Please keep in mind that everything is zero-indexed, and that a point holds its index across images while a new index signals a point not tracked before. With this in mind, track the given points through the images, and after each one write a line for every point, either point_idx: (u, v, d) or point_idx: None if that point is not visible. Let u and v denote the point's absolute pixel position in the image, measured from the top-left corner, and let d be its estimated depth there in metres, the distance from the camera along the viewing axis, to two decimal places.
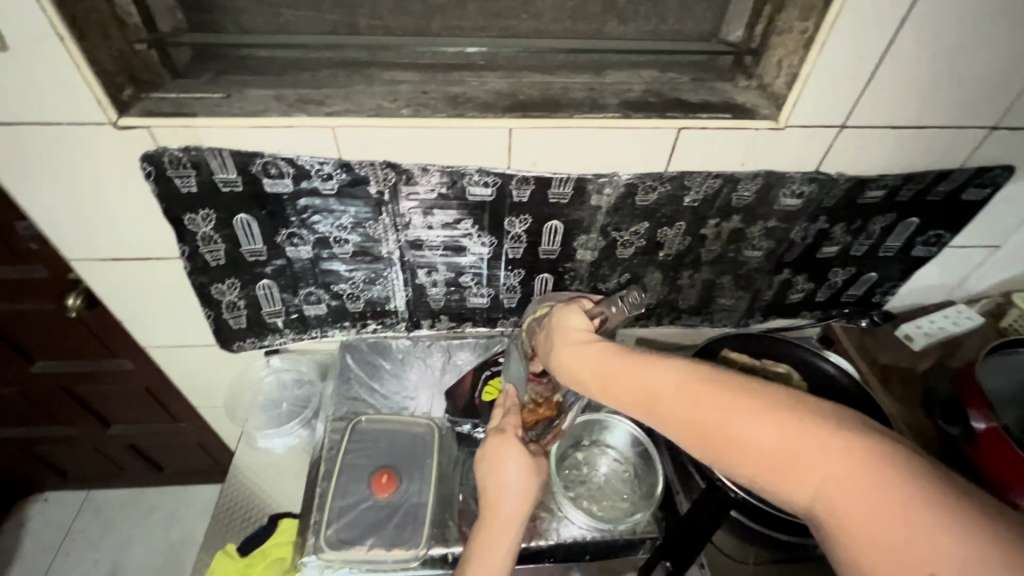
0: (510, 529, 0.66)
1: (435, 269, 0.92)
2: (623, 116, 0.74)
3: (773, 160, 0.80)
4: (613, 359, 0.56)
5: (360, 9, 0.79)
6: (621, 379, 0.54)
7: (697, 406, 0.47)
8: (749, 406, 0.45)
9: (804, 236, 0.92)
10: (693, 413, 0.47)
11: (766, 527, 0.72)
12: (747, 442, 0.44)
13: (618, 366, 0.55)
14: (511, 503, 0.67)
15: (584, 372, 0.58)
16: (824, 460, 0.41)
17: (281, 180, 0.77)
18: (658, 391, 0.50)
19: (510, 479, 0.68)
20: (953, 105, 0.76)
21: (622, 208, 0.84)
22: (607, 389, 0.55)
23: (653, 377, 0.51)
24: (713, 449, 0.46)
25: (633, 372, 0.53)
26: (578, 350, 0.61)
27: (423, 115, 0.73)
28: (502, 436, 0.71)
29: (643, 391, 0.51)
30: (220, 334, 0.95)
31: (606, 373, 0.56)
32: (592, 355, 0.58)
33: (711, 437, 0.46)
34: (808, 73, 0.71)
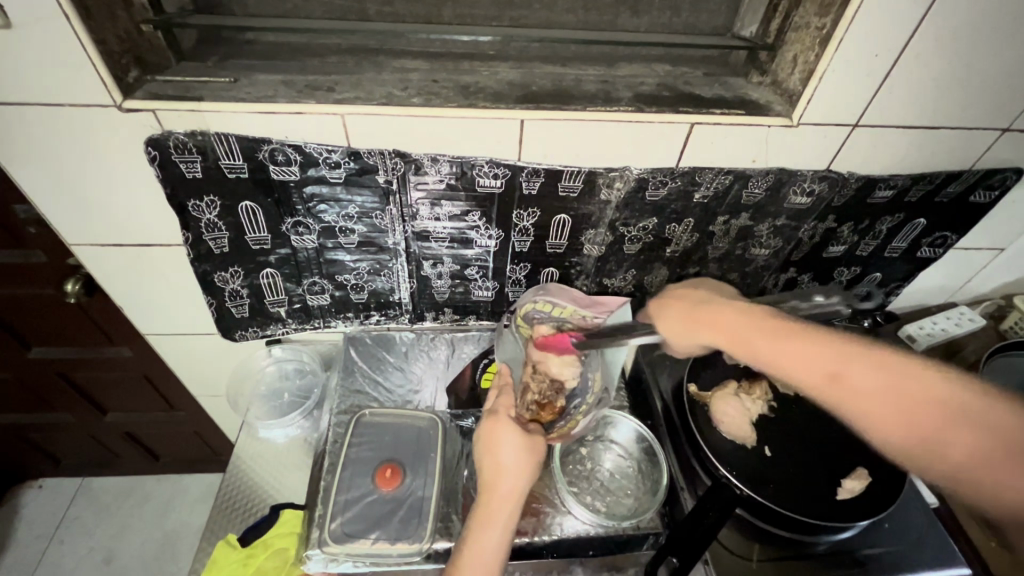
0: (508, 505, 0.67)
1: (441, 261, 0.91)
2: (636, 110, 0.74)
3: (785, 158, 0.79)
4: (795, 332, 0.66)
5: None
6: (809, 357, 0.64)
7: (878, 389, 0.61)
8: (944, 405, 0.59)
9: (812, 235, 0.91)
10: (886, 397, 0.60)
11: (769, 524, 0.73)
12: (959, 431, 0.57)
13: (796, 345, 0.65)
14: (508, 481, 0.67)
15: (750, 341, 0.67)
16: (968, 435, 0.57)
17: (288, 168, 0.76)
18: (857, 376, 0.62)
19: (506, 457, 0.68)
20: (967, 105, 0.76)
21: (631, 204, 0.84)
22: (789, 357, 0.65)
23: (825, 357, 0.64)
24: (918, 434, 0.59)
25: (822, 350, 0.64)
26: (737, 315, 0.70)
27: (433, 104, 0.71)
28: (495, 417, 0.71)
29: (814, 363, 0.64)
30: (222, 323, 0.94)
31: (776, 343, 0.66)
32: (761, 323, 0.68)
33: (926, 425, 0.59)
34: (824, 70, 0.70)
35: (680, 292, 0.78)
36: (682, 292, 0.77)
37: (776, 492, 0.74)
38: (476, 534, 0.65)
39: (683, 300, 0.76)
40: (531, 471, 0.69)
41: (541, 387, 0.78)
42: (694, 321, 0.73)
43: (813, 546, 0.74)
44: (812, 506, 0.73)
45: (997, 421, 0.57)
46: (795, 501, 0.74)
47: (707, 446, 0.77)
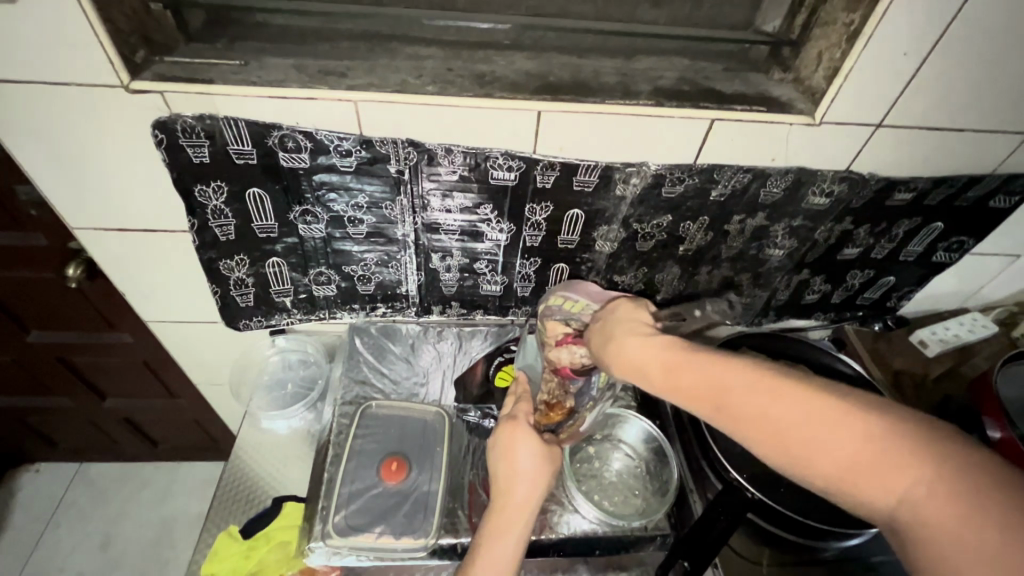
0: (523, 513, 0.65)
1: (450, 254, 0.90)
2: (656, 103, 0.72)
3: (804, 157, 0.78)
4: (665, 346, 0.57)
5: None
6: (681, 375, 0.54)
7: (736, 396, 0.50)
8: (803, 404, 0.46)
9: (828, 237, 0.90)
10: (743, 410, 0.49)
11: (778, 528, 0.72)
12: (817, 438, 0.45)
13: (671, 360, 0.56)
14: (525, 487, 0.66)
15: (632, 350, 0.60)
16: (903, 470, 0.42)
17: (298, 155, 0.74)
18: (723, 386, 0.51)
19: (523, 463, 0.67)
20: (992, 109, 0.74)
21: (647, 200, 0.82)
22: (658, 377, 0.56)
23: (683, 370, 0.54)
24: (781, 450, 0.47)
25: (691, 363, 0.54)
26: (616, 335, 0.63)
27: (449, 93, 0.70)
28: (514, 422, 0.71)
29: (675, 379, 0.54)
30: (227, 311, 0.93)
31: (647, 361, 0.58)
32: (635, 340, 0.60)
33: (785, 436, 0.46)
34: (850, 68, 0.69)
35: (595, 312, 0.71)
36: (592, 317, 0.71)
37: (786, 497, 0.73)
38: (490, 541, 0.63)
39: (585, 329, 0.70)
40: (549, 480, 0.68)
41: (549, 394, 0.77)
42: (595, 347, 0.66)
43: (821, 553, 0.73)
44: (825, 512, 0.72)
45: (867, 421, 0.44)
46: (807, 506, 0.73)
47: (717, 447, 0.76)
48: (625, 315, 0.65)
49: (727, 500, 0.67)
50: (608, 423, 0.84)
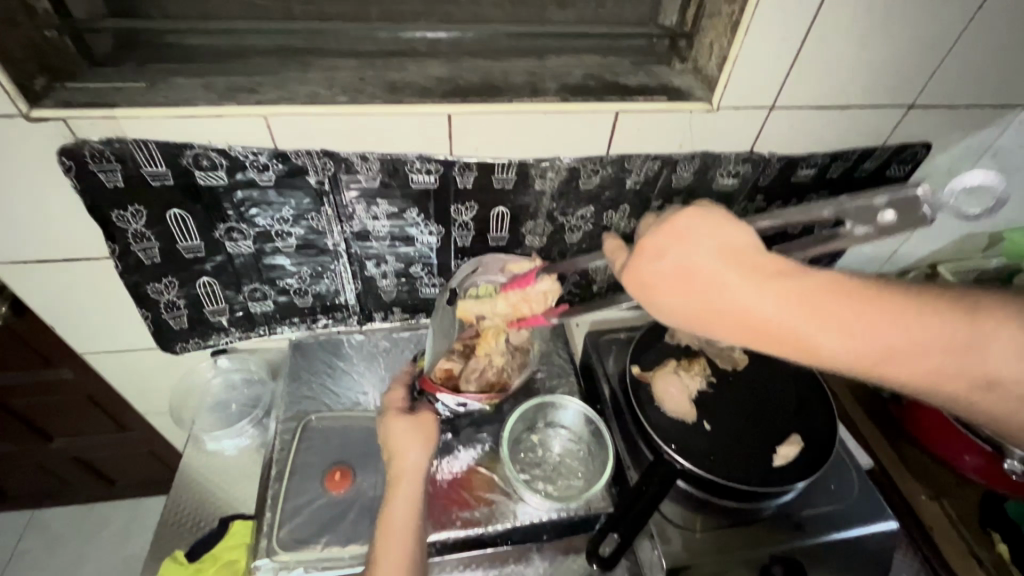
0: (404, 480, 0.72)
1: (384, 260, 0.91)
2: (562, 100, 0.75)
3: (709, 142, 0.82)
4: (804, 295, 0.50)
5: None
6: (865, 343, 0.50)
7: (902, 344, 0.49)
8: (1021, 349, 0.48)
9: (744, 216, 0.95)
10: (921, 361, 0.50)
11: (712, 493, 0.75)
12: (996, 374, 0.49)
13: (842, 327, 0.49)
14: (402, 458, 0.73)
15: (775, 315, 0.50)
16: None
17: (214, 173, 0.75)
18: (919, 350, 0.49)
19: (394, 442, 0.74)
20: (870, 85, 0.80)
21: (567, 192, 0.85)
22: (812, 334, 0.50)
23: (845, 323, 0.49)
24: (984, 399, 0.50)
25: (851, 313, 0.49)
26: (727, 283, 0.51)
27: (360, 102, 0.71)
28: (387, 415, 0.76)
29: (840, 337, 0.50)
30: (161, 336, 0.91)
31: (788, 319, 0.50)
32: (766, 290, 0.50)
33: (938, 370, 0.50)
34: (736, 55, 0.73)
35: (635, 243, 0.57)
36: (674, 256, 0.53)
37: (716, 465, 0.76)
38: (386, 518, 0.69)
39: (665, 275, 0.53)
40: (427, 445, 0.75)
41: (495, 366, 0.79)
42: (682, 298, 0.53)
43: (754, 514, 0.76)
44: (750, 474, 0.75)
45: None
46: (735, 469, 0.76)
47: (651, 427, 0.78)
48: (723, 246, 0.52)
49: (652, 471, 0.72)
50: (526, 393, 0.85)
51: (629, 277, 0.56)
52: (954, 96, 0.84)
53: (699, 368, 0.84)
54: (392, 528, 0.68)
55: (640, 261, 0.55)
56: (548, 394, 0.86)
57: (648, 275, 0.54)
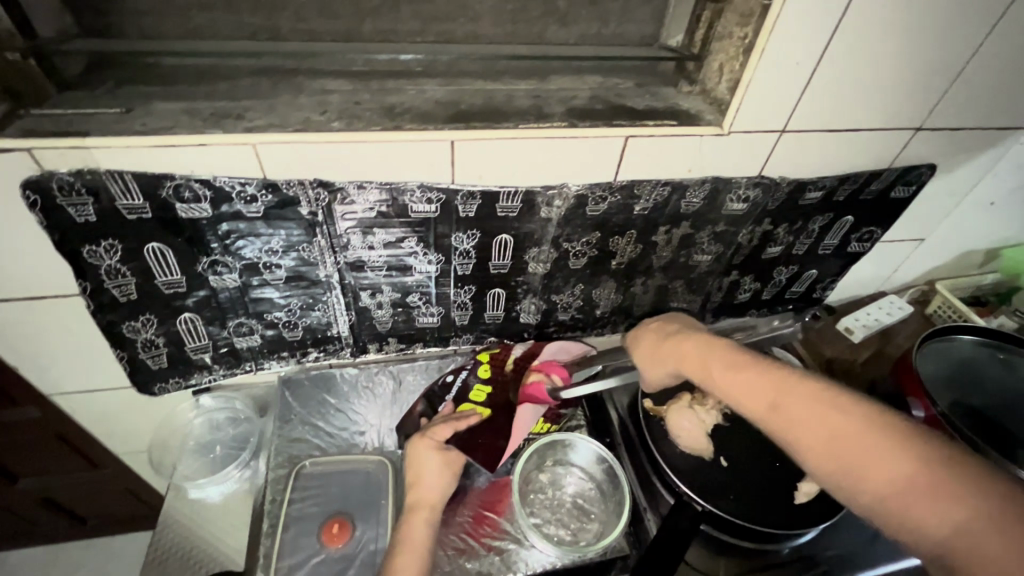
0: (423, 513, 0.69)
1: (380, 290, 0.86)
2: (569, 125, 0.72)
3: (719, 167, 0.80)
4: (733, 358, 0.64)
5: (281, 13, 0.73)
6: (739, 375, 0.62)
7: (763, 383, 0.60)
8: (864, 422, 0.52)
9: (751, 239, 0.93)
10: (775, 400, 0.58)
11: (734, 536, 0.72)
12: (832, 431, 0.53)
13: (721, 357, 0.65)
14: (431, 490, 0.71)
15: (688, 350, 0.70)
16: (941, 504, 0.46)
17: (197, 204, 0.69)
18: (779, 393, 0.58)
19: (425, 471, 0.73)
20: (881, 108, 0.78)
21: (573, 220, 0.82)
22: (704, 360, 0.67)
23: (755, 384, 0.60)
24: (835, 469, 0.52)
25: (732, 357, 0.65)
26: (671, 330, 0.75)
27: (357, 128, 0.67)
28: (420, 436, 0.75)
29: (742, 392, 0.61)
30: (137, 377, 0.84)
31: (715, 372, 0.65)
32: (689, 334, 0.71)
33: (771, 407, 0.58)
34: (749, 79, 0.71)
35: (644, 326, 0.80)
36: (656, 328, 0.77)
37: (737, 504, 0.73)
38: (399, 556, 0.65)
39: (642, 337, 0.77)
40: (451, 483, 0.73)
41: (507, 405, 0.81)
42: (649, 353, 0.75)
43: (775, 555, 0.73)
44: (771, 515, 0.72)
45: (902, 444, 0.50)
46: (758, 511, 0.72)
47: (668, 466, 0.75)
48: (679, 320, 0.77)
49: (673, 522, 0.68)
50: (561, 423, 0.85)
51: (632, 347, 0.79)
52: (961, 119, 0.83)
53: (715, 401, 0.81)
54: (406, 563, 0.64)
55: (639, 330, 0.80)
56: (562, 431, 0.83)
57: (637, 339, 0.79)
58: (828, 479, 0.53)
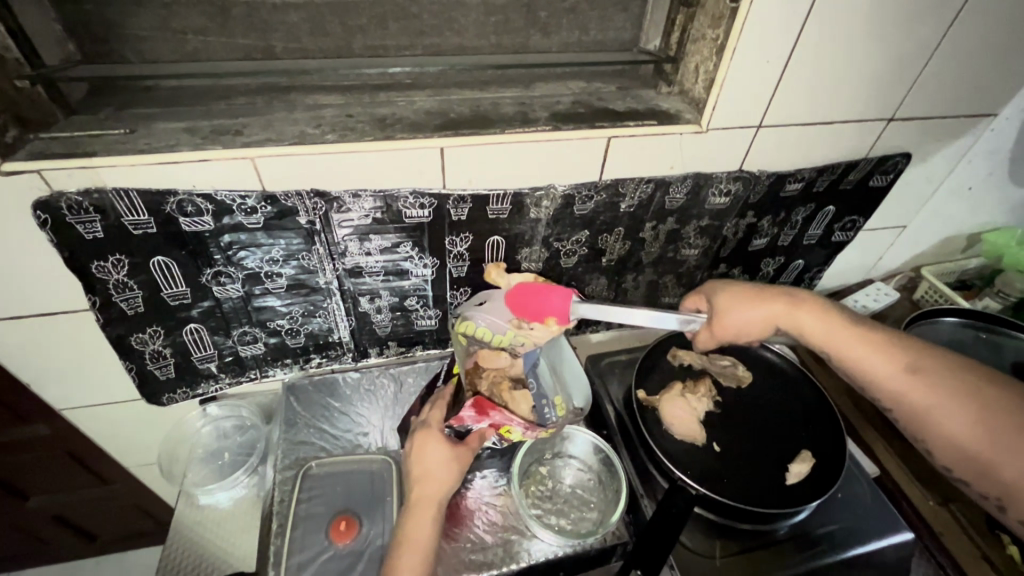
0: (428, 510, 0.72)
1: (378, 295, 0.89)
2: (553, 128, 0.75)
3: (699, 163, 0.83)
4: (850, 324, 0.73)
5: (274, 33, 0.77)
6: (869, 351, 0.71)
7: (893, 362, 0.69)
8: (994, 406, 0.63)
9: (735, 232, 0.95)
10: (910, 377, 0.68)
11: (730, 518, 0.73)
12: (968, 412, 0.64)
13: (842, 330, 0.73)
14: (435, 484, 0.73)
15: (803, 317, 0.75)
16: None
17: (199, 218, 0.72)
18: (916, 372, 0.68)
19: (431, 463, 0.74)
20: (852, 101, 0.81)
21: (561, 219, 0.84)
22: (824, 330, 0.74)
23: (884, 358, 0.69)
24: (970, 448, 0.64)
25: (853, 331, 0.72)
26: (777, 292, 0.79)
27: (351, 139, 0.70)
28: (427, 430, 0.77)
29: (873, 359, 0.70)
30: (146, 388, 0.87)
31: (835, 336, 0.73)
32: (800, 300, 0.77)
33: (905, 383, 0.68)
34: (723, 79, 0.74)
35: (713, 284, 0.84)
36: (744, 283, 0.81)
37: (731, 487, 0.75)
38: (403, 554, 0.68)
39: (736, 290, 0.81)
40: (456, 478, 0.75)
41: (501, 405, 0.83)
42: (745, 302, 0.78)
43: (771, 536, 0.75)
44: (764, 495, 0.74)
45: None
46: (751, 492, 0.75)
47: (661, 451, 0.76)
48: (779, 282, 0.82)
49: (668, 504, 0.70)
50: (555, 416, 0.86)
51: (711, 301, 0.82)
52: (931, 108, 0.86)
53: (705, 388, 0.84)
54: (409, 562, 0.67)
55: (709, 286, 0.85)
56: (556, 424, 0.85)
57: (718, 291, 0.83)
58: (953, 452, 0.65)
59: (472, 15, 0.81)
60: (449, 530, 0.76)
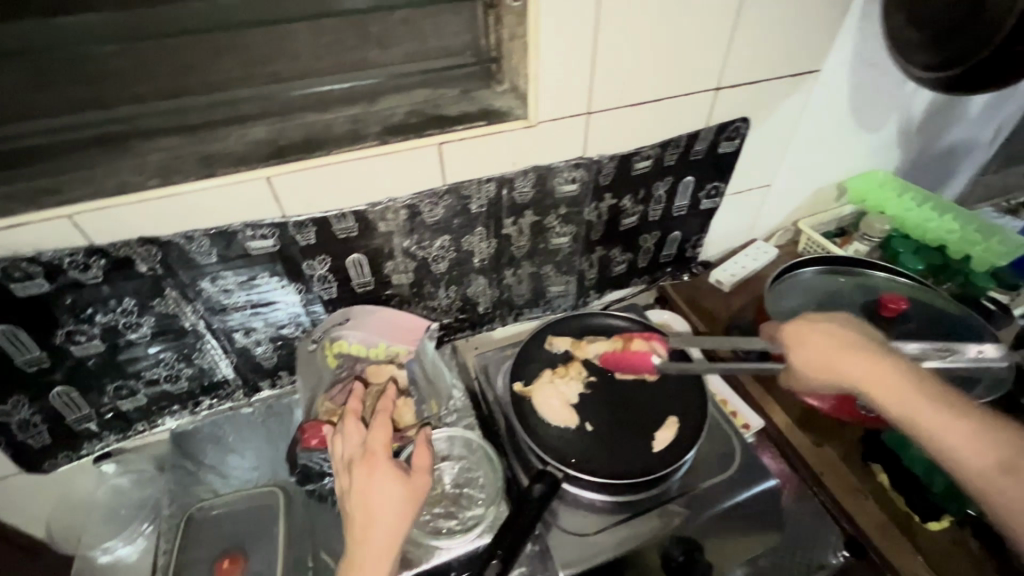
0: (379, 560, 0.65)
1: (253, 329, 0.89)
2: (381, 142, 0.76)
3: (538, 156, 0.85)
4: (899, 373, 0.67)
5: (103, 83, 0.73)
6: (941, 413, 0.63)
7: (973, 424, 0.62)
8: None
9: (599, 215, 0.98)
10: (991, 440, 0.60)
11: (598, 491, 0.78)
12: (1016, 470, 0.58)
13: (902, 385, 0.66)
14: (382, 532, 0.66)
15: (860, 368, 0.68)
16: None
17: (32, 282, 0.71)
18: (985, 434, 0.61)
19: (385, 503, 0.68)
20: (673, 77, 0.85)
21: (416, 228, 0.86)
22: (906, 387, 0.66)
23: (901, 375, 0.67)
24: None
25: (933, 389, 0.65)
26: (821, 343, 0.71)
27: (172, 181, 0.70)
28: (371, 464, 0.69)
29: (889, 377, 0.67)
30: (23, 459, 0.85)
31: (835, 354, 0.70)
32: (852, 350, 0.70)
33: (982, 449, 0.60)
34: (535, 72, 0.76)
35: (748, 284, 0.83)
36: (775, 297, 0.79)
37: (598, 461, 0.79)
38: None
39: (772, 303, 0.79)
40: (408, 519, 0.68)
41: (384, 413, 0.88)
42: (819, 354, 0.71)
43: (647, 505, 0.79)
44: (630, 466, 0.77)
45: None
46: (617, 464, 0.78)
47: (525, 438, 0.79)
48: (798, 330, 0.74)
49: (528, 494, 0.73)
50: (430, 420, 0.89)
51: (775, 337, 0.76)
52: (754, 73, 0.90)
53: (575, 371, 0.86)
54: None
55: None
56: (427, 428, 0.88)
57: (753, 307, 0.81)
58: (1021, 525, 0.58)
59: (303, 38, 0.78)
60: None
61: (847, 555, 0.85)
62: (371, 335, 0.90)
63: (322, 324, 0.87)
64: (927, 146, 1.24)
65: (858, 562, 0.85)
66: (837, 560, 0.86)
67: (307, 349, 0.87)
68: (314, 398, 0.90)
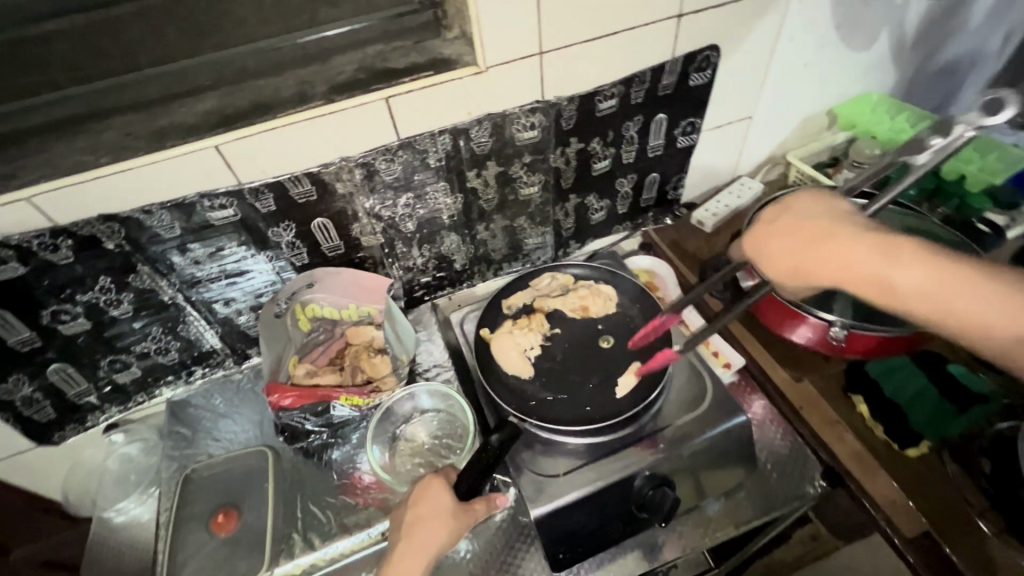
0: (423, 543, 0.71)
1: (232, 299, 0.92)
2: (326, 102, 0.75)
3: (492, 104, 0.83)
4: (893, 255, 0.63)
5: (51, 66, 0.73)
6: (937, 292, 0.61)
7: (961, 298, 0.60)
8: None
9: (566, 161, 0.96)
10: (968, 310, 0.60)
11: (560, 434, 0.83)
12: None
13: (890, 267, 0.63)
14: (427, 523, 0.72)
15: (852, 260, 0.64)
16: None
17: (5, 266, 0.74)
18: (975, 304, 0.59)
19: (433, 513, 0.73)
20: (629, 8, 0.80)
21: (375, 187, 0.86)
22: (890, 274, 0.63)
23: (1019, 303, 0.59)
24: None
25: (923, 267, 0.62)
26: (822, 231, 0.67)
27: (124, 157, 0.71)
28: (428, 484, 0.75)
29: (1006, 307, 0.59)
30: (33, 431, 0.91)
31: (921, 295, 0.62)
32: (852, 238, 0.65)
33: (972, 318, 0.60)
34: (478, 14, 0.73)
35: (790, 212, 0.70)
36: (792, 209, 0.70)
37: (560, 404, 0.85)
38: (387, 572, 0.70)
39: (828, 244, 0.66)
40: (454, 526, 0.73)
41: (361, 373, 0.93)
42: (807, 245, 0.67)
43: (610, 443, 0.84)
44: (590, 410, 0.83)
45: None
46: (575, 407, 0.84)
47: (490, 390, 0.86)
48: (796, 225, 0.69)
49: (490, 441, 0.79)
50: (405, 377, 0.92)
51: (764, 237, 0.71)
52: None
53: (536, 324, 0.92)
54: None
55: (785, 233, 0.69)
56: (403, 384, 0.92)
57: (796, 252, 0.68)
58: None
59: None
60: (354, 491, 0.86)
61: (826, 483, 0.86)
62: (342, 299, 0.95)
63: (284, 290, 0.88)
64: (923, 62, 1.16)
65: (836, 490, 0.86)
66: (815, 490, 0.86)
67: (273, 315, 0.89)
68: (283, 359, 0.94)
